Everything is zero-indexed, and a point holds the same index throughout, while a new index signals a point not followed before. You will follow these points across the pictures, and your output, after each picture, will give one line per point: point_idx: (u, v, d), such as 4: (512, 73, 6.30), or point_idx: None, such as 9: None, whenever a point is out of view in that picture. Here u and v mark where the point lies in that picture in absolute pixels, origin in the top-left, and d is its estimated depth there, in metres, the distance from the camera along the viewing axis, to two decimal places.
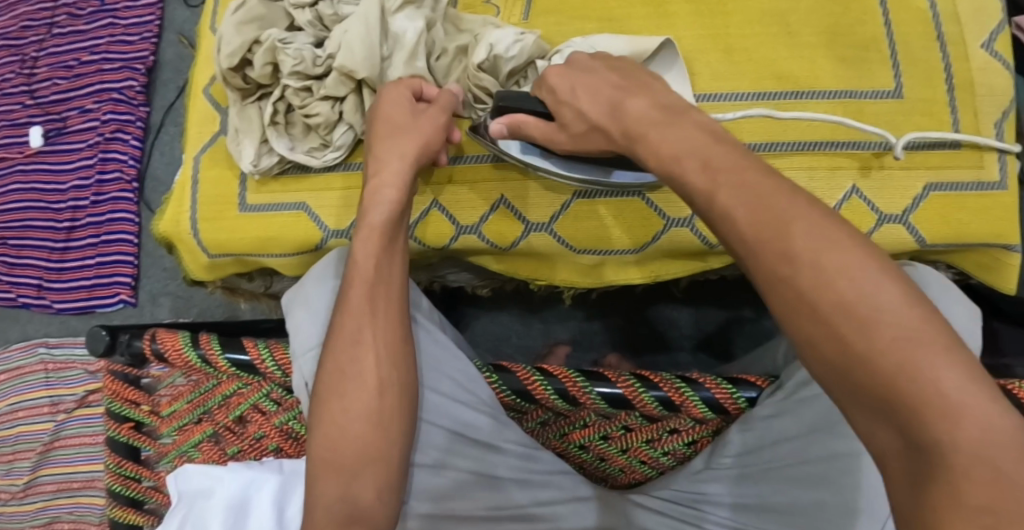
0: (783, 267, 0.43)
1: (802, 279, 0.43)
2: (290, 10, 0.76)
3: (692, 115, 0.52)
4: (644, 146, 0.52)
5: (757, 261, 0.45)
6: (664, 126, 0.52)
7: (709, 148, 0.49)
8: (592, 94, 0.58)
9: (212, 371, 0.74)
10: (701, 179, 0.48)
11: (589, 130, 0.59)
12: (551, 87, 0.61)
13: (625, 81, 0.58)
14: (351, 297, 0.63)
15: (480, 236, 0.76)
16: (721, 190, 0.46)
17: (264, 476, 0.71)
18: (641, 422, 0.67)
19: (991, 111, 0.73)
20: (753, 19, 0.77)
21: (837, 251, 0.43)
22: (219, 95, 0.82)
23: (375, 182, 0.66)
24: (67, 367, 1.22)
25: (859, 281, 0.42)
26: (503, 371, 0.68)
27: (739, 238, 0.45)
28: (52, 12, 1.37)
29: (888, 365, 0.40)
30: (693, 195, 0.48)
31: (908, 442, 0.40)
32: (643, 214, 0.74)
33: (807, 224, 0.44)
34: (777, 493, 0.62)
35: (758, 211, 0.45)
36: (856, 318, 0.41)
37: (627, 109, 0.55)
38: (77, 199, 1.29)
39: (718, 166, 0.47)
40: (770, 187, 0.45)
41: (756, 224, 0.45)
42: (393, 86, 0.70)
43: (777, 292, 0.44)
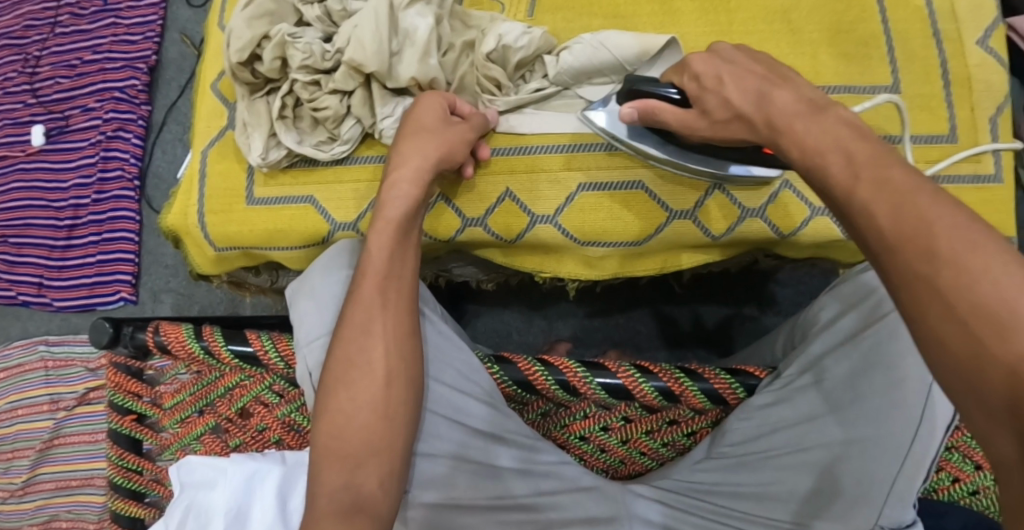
0: (923, 264, 0.45)
1: (940, 278, 0.44)
2: (299, 5, 0.77)
3: (841, 111, 0.54)
4: (789, 138, 0.54)
5: (895, 257, 0.46)
6: (813, 120, 0.54)
7: (852, 143, 0.51)
8: (737, 83, 0.59)
9: (215, 363, 0.75)
10: (843, 171, 0.50)
11: (731, 119, 0.59)
12: (694, 74, 0.61)
13: (779, 74, 0.58)
14: (362, 291, 0.64)
15: (485, 229, 0.77)
16: (861, 187, 0.49)
17: (268, 467, 0.72)
18: (640, 412, 0.68)
19: (988, 105, 0.75)
20: (758, 17, 0.78)
21: (980, 253, 0.44)
22: (227, 90, 0.83)
23: (390, 179, 0.68)
24: (67, 365, 1.23)
25: (1000, 283, 0.43)
26: (504, 362, 0.69)
27: (875, 232, 0.47)
28: (55, 11, 1.38)
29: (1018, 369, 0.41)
30: (833, 188, 0.50)
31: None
32: (646, 207, 0.75)
33: (948, 222, 0.45)
34: (784, 482, 0.62)
35: (901, 210, 0.46)
36: (991, 321, 0.42)
37: (772, 99, 0.56)
38: (79, 197, 1.30)
39: (861, 161, 0.50)
40: (909, 187, 0.47)
41: (899, 222, 0.46)
42: (431, 95, 0.73)
43: (911, 288, 0.45)
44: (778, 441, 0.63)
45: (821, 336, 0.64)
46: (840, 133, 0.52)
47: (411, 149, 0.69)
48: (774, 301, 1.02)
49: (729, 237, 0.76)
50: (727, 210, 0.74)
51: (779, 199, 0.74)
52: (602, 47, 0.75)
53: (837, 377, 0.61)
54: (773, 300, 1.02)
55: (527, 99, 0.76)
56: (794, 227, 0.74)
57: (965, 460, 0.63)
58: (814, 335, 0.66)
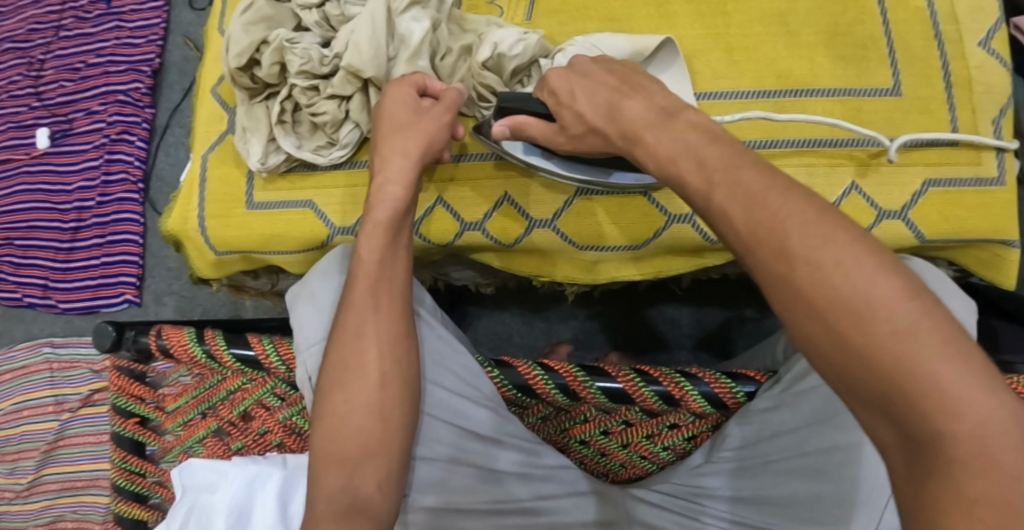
0: (779, 264, 0.45)
1: (796, 276, 0.44)
2: (297, 10, 0.77)
3: (691, 115, 0.54)
4: (645, 150, 0.54)
5: (754, 258, 0.46)
6: (663, 127, 0.54)
7: (703, 148, 0.50)
8: (589, 97, 0.60)
9: (217, 366, 0.75)
10: (697, 179, 0.50)
11: (587, 132, 0.61)
12: (552, 89, 0.63)
13: (629, 84, 0.59)
14: (355, 292, 0.64)
15: (484, 233, 0.77)
16: (717, 190, 0.48)
17: (269, 470, 0.71)
18: (641, 417, 0.68)
19: (989, 108, 0.74)
20: (756, 20, 0.78)
21: (831, 247, 0.44)
22: (227, 95, 0.83)
23: (379, 178, 0.68)
24: (72, 366, 1.23)
25: (851, 275, 0.43)
26: (504, 366, 0.69)
27: (736, 236, 0.47)
28: (59, 15, 1.39)
29: (886, 359, 0.41)
30: (693, 196, 0.50)
31: (908, 435, 0.41)
32: (644, 210, 0.75)
33: (797, 218, 0.45)
34: (773, 484, 0.62)
35: (750, 209, 0.46)
36: (851, 313, 0.43)
37: (623, 110, 0.57)
38: (83, 200, 1.30)
39: (713, 165, 0.49)
40: (763, 186, 0.47)
41: (750, 222, 0.46)
42: (399, 84, 0.71)
43: (774, 287, 0.45)
44: (771, 444, 0.63)
45: None
46: (693, 137, 0.52)
47: (385, 147, 0.69)
48: None
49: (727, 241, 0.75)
50: None
51: None
52: (594, 49, 0.75)
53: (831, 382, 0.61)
54: None
55: None
56: None
57: None
58: None
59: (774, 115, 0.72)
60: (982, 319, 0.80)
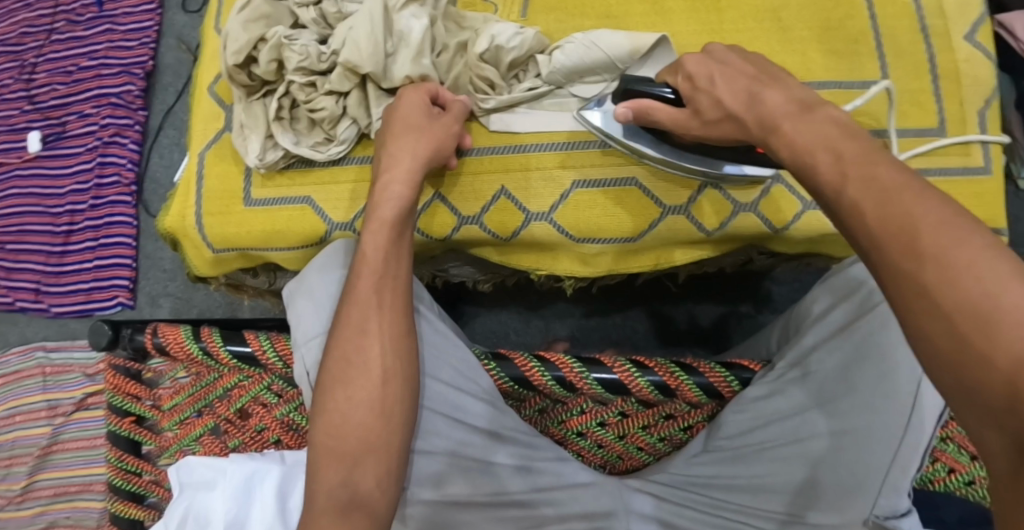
0: (908, 262, 0.45)
1: (924, 274, 0.44)
2: (295, 8, 0.78)
3: (830, 110, 0.54)
4: (780, 139, 0.55)
5: (881, 253, 0.46)
6: (802, 119, 0.54)
7: (840, 141, 0.51)
8: (729, 82, 0.60)
9: (214, 363, 0.76)
10: (831, 169, 0.50)
11: (723, 119, 0.61)
12: (688, 74, 0.63)
13: (770, 75, 0.59)
14: (359, 289, 0.64)
15: (481, 227, 0.78)
16: (850, 184, 0.49)
17: (266, 467, 0.72)
18: (637, 407, 0.69)
19: (976, 99, 0.75)
20: (749, 16, 0.79)
21: (966, 247, 0.43)
22: (224, 93, 0.83)
23: (386, 180, 0.69)
24: (64, 371, 1.23)
25: (983, 278, 0.42)
26: (502, 359, 0.69)
27: (863, 229, 0.47)
28: (50, 18, 1.39)
29: (1008, 364, 0.41)
30: (823, 184, 0.51)
31: (1015, 442, 0.41)
32: (640, 202, 0.76)
33: (934, 219, 0.45)
34: (779, 474, 0.62)
35: (884, 206, 0.46)
36: (976, 318, 0.42)
37: (763, 99, 0.57)
38: (76, 203, 1.30)
39: (848, 159, 0.50)
40: (899, 186, 0.47)
41: (885, 219, 0.46)
42: (411, 91, 0.73)
43: (897, 285, 0.45)
44: (772, 433, 0.63)
45: (812, 327, 0.65)
46: (829, 130, 0.53)
47: (397, 148, 0.70)
48: (770, 299, 1.03)
49: (721, 233, 0.76)
50: (717, 205, 0.75)
51: (770, 194, 0.74)
52: (593, 47, 0.75)
53: (828, 369, 0.62)
54: (769, 298, 1.03)
55: (520, 98, 0.77)
56: (787, 221, 0.74)
57: (960, 450, 0.62)
58: (806, 328, 0.66)
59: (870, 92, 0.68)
60: None
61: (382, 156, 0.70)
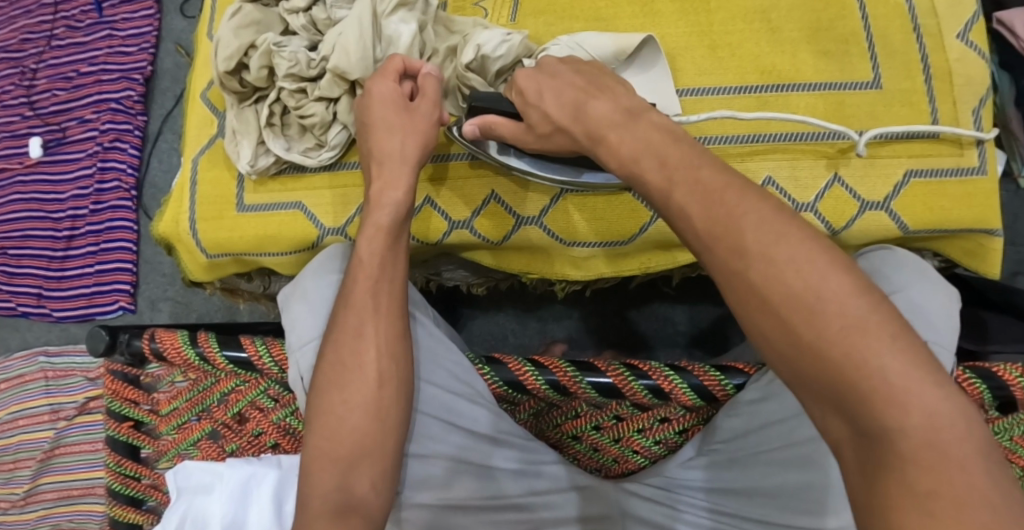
0: (736, 262, 0.47)
1: (754, 274, 0.46)
2: (285, 15, 0.78)
3: (654, 116, 0.55)
4: (607, 148, 0.56)
5: (711, 256, 0.48)
6: (626, 128, 0.55)
7: (667, 148, 0.52)
8: (556, 95, 0.60)
9: (210, 368, 0.76)
10: (658, 176, 0.52)
11: (554, 131, 0.61)
12: (519, 89, 0.63)
13: (598, 85, 0.60)
14: (355, 294, 0.64)
15: (472, 231, 0.78)
16: (677, 188, 0.50)
17: (263, 471, 0.71)
18: (632, 411, 0.68)
19: (969, 99, 0.75)
20: (740, 17, 0.79)
21: (784, 244, 0.46)
22: (217, 99, 0.84)
23: (379, 185, 0.68)
24: (67, 375, 1.23)
25: (804, 272, 0.45)
26: (495, 363, 0.69)
27: (694, 235, 0.49)
28: (50, 24, 1.39)
29: (837, 354, 0.43)
30: (652, 192, 0.52)
31: (858, 429, 0.43)
32: (630, 206, 0.76)
33: (756, 220, 0.47)
34: (769, 478, 0.62)
35: (711, 210, 0.48)
36: (803, 312, 0.45)
37: (588, 110, 0.58)
38: (77, 208, 1.31)
39: (674, 163, 0.51)
40: (726, 188, 0.49)
41: (711, 222, 0.48)
42: (380, 82, 0.70)
43: (732, 285, 0.47)
44: (762, 436, 0.63)
45: None
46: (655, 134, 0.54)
47: (382, 147, 0.68)
48: None
49: None
50: None
51: None
52: (579, 48, 0.76)
53: None
54: None
55: None
56: None
57: None
58: None
59: (743, 115, 0.73)
60: (970, 310, 0.80)
61: (371, 161, 0.69)
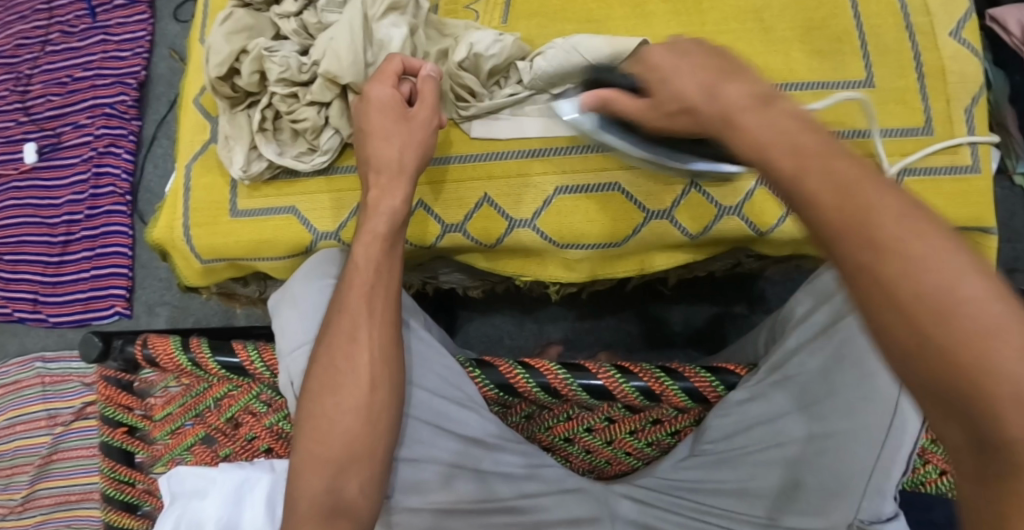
0: (863, 253, 0.42)
1: (885, 267, 0.42)
2: (276, 20, 0.78)
3: (791, 104, 0.49)
4: (737, 134, 0.49)
5: (836, 245, 0.44)
6: (762, 113, 0.48)
7: (799, 135, 0.47)
8: (692, 73, 0.52)
9: (203, 373, 0.76)
10: (786, 161, 0.46)
11: (681, 112, 0.53)
12: (649, 65, 0.55)
13: (734, 65, 0.52)
14: (348, 297, 0.64)
15: (466, 234, 0.78)
16: (808, 174, 0.45)
17: (255, 475, 0.71)
18: (623, 412, 0.69)
19: (963, 97, 0.75)
20: (732, 17, 0.79)
21: (921, 239, 0.42)
22: (210, 105, 0.84)
23: (375, 191, 0.68)
24: (63, 380, 1.24)
25: (939, 268, 0.41)
26: (486, 366, 0.70)
27: (821, 221, 0.44)
28: (45, 30, 1.40)
29: (969, 359, 0.39)
30: (780, 181, 0.46)
31: (980, 439, 0.40)
32: (624, 207, 0.76)
33: (892, 210, 0.43)
34: (764, 478, 0.62)
35: (843, 196, 0.44)
36: (934, 311, 0.40)
37: (723, 93, 0.50)
38: (72, 214, 1.31)
39: (805, 148, 0.46)
40: (857, 175, 0.44)
41: (841, 209, 0.43)
42: (379, 86, 0.70)
43: (856, 277, 0.43)
44: (755, 437, 0.63)
45: (794, 331, 0.66)
46: (789, 126, 0.48)
47: (382, 157, 0.69)
48: (763, 298, 1.03)
49: (705, 237, 0.76)
50: (702, 209, 0.75)
51: (755, 197, 0.74)
52: (574, 51, 0.75)
53: (809, 373, 0.63)
54: (762, 297, 1.03)
55: (503, 103, 0.77)
56: (771, 224, 0.74)
57: None
58: (791, 328, 0.67)
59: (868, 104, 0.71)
60: None
61: (369, 169, 0.69)
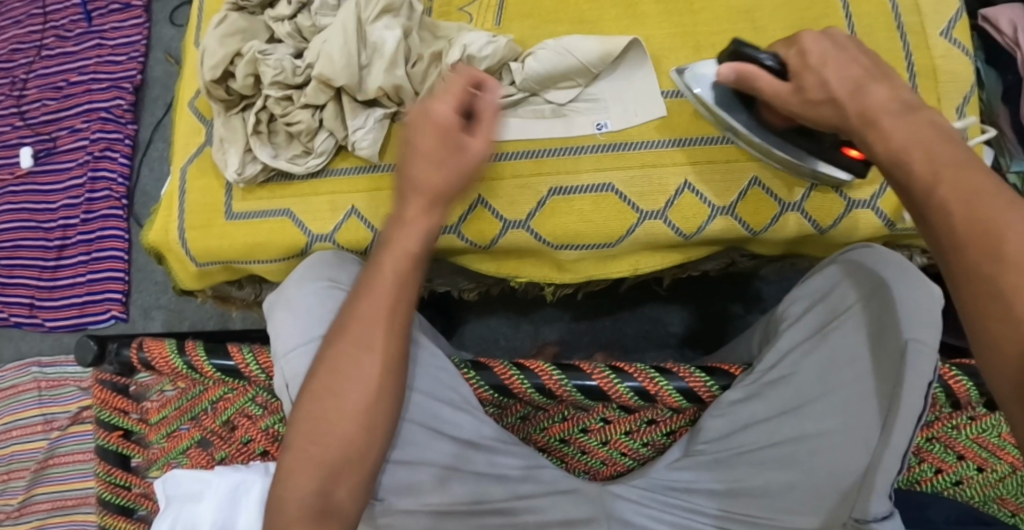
0: (987, 263, 0.47)
1: (1004, 278, 0.47)
2: (270, 23, 0.79)
3: (933, 114, 0.54)
4: (875, 134, 0.54)
5: (960, 253, 0.48)
6: (902, 118, 0.54)
7: (936, 143, 0.52)
8: (841, 66, 0.57)
9: (198, 376, 0.77)
10: (923, 165, 0.51)
11: (824, 102, 0.57)
12: (801, 50, 0.59)
13: (884, 70, 0.57)
14: (365, 307, 0.63)
15: (460, 236, 0.78)
16: (942, 184, 0.50)
17: (250, 477, 0.71)
18: (619, 413, 0.69)
19: (954, 96, 0.76)
20: (724, 17, 0.79)
21: None
22: (204, 108, 0.84)
23: (412, 210, 0.65)
24: (59, 385, 1.23)
25: None
26: (481, 368, 0.70)
27: (947, 231, 0.49)
28: (41, 34, 1.40)
29: None
30: (913, 181, 0.52)
31: None
32: (618, 207, 0.76)
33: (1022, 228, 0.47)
34: (756, 477, 0.62)
35: (972, 209, 0.48)
36: None
37: (868, 92, 0.55)
38: (68, 218, 1.31)
39: (941, 157, 0.51)
40: (988, 189, 0.49)
41: (969, 222, 0.48)
42: (436, 102, 0.66)
43: (973, 283, 0.48)
44: (747, 437, 0.64)
45: (785, 332, 0.66)
46: (929, 135, 0.52)
47: (428, 182, 0.65)
48: (758, 297, 1.03)
49: (698, 237, 0.76)
50: (696, 209, 0.75)
51: (748, 196, 0.75)
52: (565, 52, 0.76)
53: (806, 373, 0.63)
54: (757, 297, 1.03)
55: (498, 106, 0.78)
56: (764, 224, 0.75)
57: (946, 450, 0.64)
58: (783, 329, 0.67)
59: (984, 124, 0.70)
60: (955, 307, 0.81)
61: (410, 189, 0.65)
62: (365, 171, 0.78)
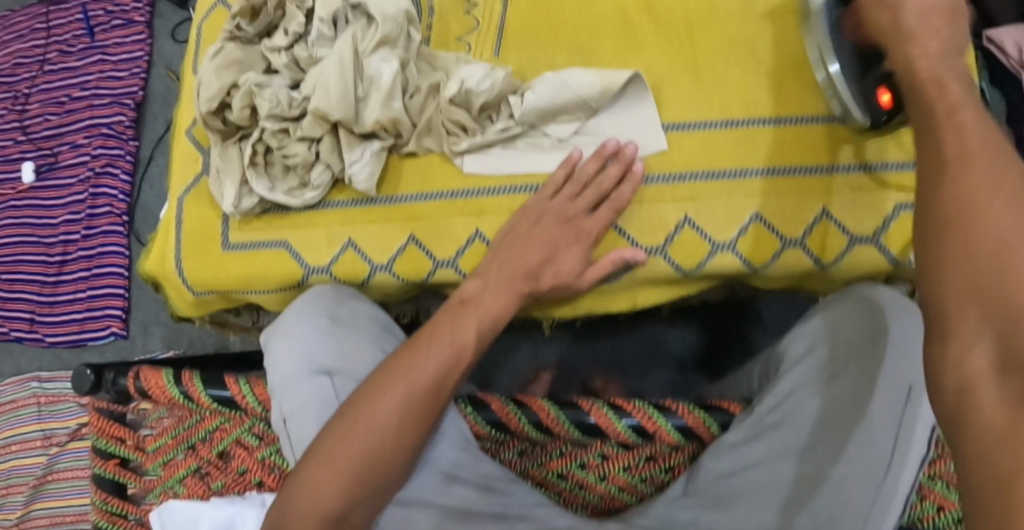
0: (982, 181, 0.48)
1: (993, 201, 0.47)
2: (267, 53, 0.78)
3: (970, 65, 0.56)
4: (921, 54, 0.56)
5: (960, 166, 0.49)
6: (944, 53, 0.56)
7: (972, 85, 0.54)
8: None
9: (195, 406, 0.76)
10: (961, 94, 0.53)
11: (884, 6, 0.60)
12: None
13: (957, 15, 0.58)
14: (428, 362, 0.64)
15: (456, 269, 0.76)
16: (967, 111, 0.51)
17: (245, 509, 0.70)
18: (617, 449, 0.68)
19: None
20: (726, 43, 0.78)
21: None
22: (202, 136, 0.83)
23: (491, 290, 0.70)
24: (57, 401, 1.23)
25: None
26: (478, 403, 0.69)
27: (958, 146, 0.49)
28: (44, 49, 1.40)
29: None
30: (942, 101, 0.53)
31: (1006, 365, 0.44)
32: (614, 241, 0.75)
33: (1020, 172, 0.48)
34: (759, 515, 0.61)
35: (984, 140, 0.49)
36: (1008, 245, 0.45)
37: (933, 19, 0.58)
38: (69, 233, 1.30)
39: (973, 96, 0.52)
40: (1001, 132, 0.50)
41: (982, 144, 0.49)
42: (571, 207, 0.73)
43: (965, 192, 0.48)
44: (747, 476, 0.63)
45: (788, 373, 0.66)
46: (964, 80, 0.55)
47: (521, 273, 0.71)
48: (758, 317, 1.01)
49: (699, 272, 0.75)
50: (696, 245, 0.74)
51: (750, 231, 0.74)
52: (563, 85, 0.75)
53: (805, 413, 0.63)
54: (757, 317, 1.01)
55: (493, 139, 0.76)
56: (765, 260, 0.74)
57: (948, 487, 0.64)
58: (782, 369, 0.67)
59: None
60: None
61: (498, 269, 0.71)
62: (361, 204, 0.78)
